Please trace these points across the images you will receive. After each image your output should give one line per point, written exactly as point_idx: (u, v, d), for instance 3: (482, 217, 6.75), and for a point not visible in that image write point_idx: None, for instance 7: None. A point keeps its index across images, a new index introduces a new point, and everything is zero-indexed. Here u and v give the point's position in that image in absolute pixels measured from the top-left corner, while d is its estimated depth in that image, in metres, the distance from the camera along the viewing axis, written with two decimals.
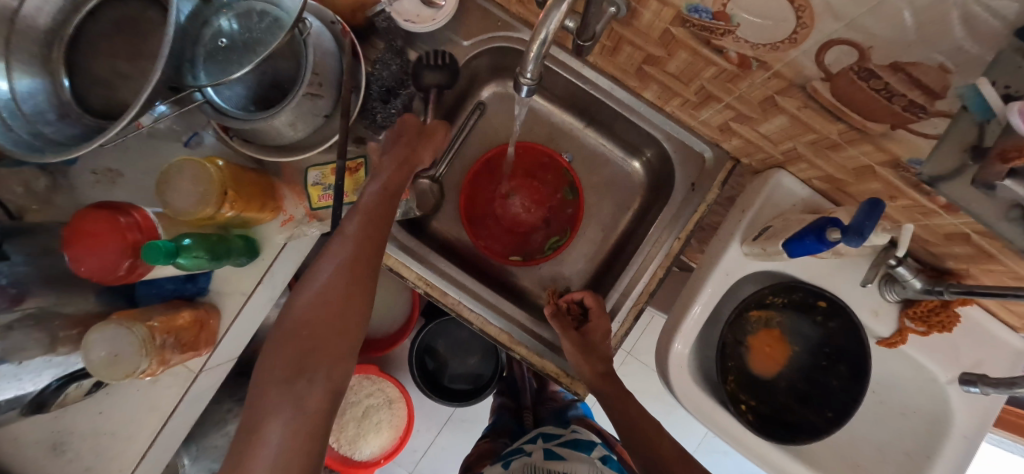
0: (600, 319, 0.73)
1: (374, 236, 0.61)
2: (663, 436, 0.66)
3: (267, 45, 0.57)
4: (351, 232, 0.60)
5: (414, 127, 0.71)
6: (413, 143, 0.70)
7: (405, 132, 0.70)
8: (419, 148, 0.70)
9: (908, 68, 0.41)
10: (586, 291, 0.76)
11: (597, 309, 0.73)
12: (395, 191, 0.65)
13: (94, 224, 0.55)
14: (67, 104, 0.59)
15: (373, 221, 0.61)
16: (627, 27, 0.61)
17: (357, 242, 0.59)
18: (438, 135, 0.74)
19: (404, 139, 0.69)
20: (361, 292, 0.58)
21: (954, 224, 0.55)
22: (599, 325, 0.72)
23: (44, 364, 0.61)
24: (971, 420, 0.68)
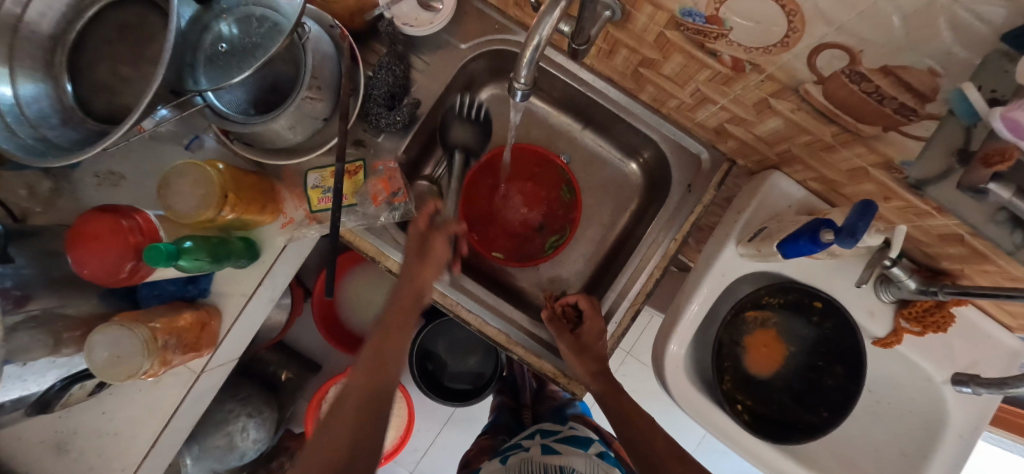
0: (595, 319, 0.73)
1: (384, 363, 0.65)
2: (655, 433, 0.67)
3: (266, 50, 0.58)
4: (364, 363, 0.64)
5: (417, 243, 0.72)
6: (414, 263, 0.71)
7: (410, 252, 0.72)
8: (419, 269, 0.71)
9: (899, 71, 0.41)
10: (581, 294, 0.77)
11: (591, 310, 0.74)
12: (405, 319, 0.70)
13: (98, 227, 0.56)
14: (70, 109, 0.60)
15: (383, 350, 0.66)
16: (622, 30, 0.61)
17: (368, 369, 0.63)
18: (441, 246, 0.74)
19: (407, 261, 0.72)
20: (375, 416, 0.60)
21: (947, 224, 0.56)
22: (594, 325, 0.73)
23: (48, 364, 0.62)
24: (966, 421, 0.68)
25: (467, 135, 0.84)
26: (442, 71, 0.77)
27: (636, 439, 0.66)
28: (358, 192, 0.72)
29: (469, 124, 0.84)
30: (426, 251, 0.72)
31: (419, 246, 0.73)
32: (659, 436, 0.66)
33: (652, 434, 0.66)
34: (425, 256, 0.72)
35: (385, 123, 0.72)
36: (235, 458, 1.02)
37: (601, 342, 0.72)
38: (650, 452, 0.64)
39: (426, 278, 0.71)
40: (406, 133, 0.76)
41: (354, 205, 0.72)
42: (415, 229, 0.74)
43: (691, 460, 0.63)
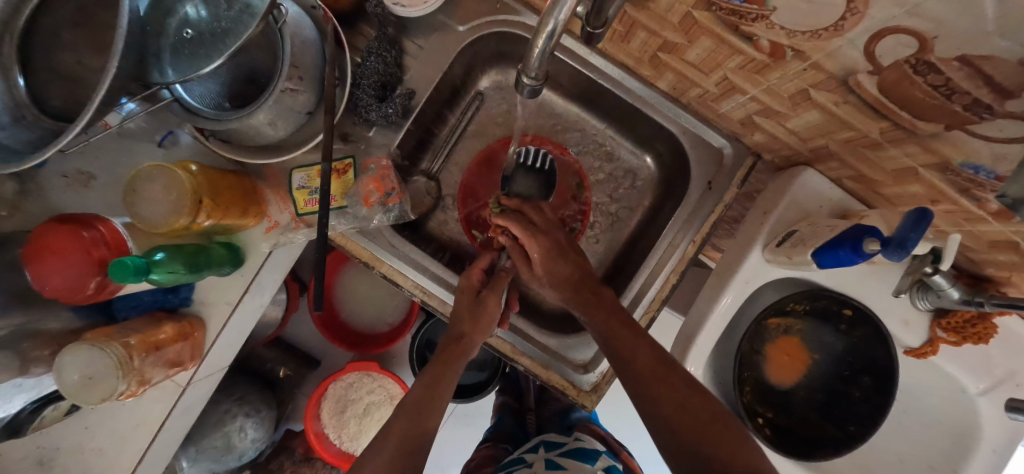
0: (539, 236, 0.69)
1: (418, 433, 0.59)
2: (638, 344, 0.60)
3: (238, 35, 0.50)
4: (399, 423, 0.59)
5: (470, 302, 0.68)
6: (466, 320, 0.67)
7: (461, 310, 0.68)
8: (470, 328, 0.67)
9: (979, 61, 0.35)
10: (508, 220, 0.70)
11: (530, 230, 0.69)
12: (450, 372, 0.66)
13: (56, 240, 0.52)
14: (23, 105, 0.52)
15: (423, 406, 0.61)
16: (642, 10, 0.54)
17: (406, 426, 0.59)
18: (493, 306, 0.68)
19: (457, 318, 0.68)
20: None
21: (1002, 231, 0.50)
22: (542, 243, 0.69)
23: (14, 388, 0.57)
24: (1004, 433, 0.63)
25: (528, 186, 0.81)
26: (437, 56, 0.70)
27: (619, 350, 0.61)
28: (348, 192, 0.66)
29: (533, 174, 0.81)
30: (479, 311, 0.68)
31: (472, 302, 0.68)
32: (644, 347, 0.60)
33: (632, 343, 0.61)
34: (479, 314, 0.67)
35: (376, 115, 0.66)
36: (233, 458, 0.99)
37: (563, 256, 0.70)
38: (632, 366, 0.59)
39: (476, 337, 0.67)
40: (400, 127, 0.70)
41: (344, 206, 0.67)
42: (462, 281, 0.70)
43: (674, 363, 0.58)
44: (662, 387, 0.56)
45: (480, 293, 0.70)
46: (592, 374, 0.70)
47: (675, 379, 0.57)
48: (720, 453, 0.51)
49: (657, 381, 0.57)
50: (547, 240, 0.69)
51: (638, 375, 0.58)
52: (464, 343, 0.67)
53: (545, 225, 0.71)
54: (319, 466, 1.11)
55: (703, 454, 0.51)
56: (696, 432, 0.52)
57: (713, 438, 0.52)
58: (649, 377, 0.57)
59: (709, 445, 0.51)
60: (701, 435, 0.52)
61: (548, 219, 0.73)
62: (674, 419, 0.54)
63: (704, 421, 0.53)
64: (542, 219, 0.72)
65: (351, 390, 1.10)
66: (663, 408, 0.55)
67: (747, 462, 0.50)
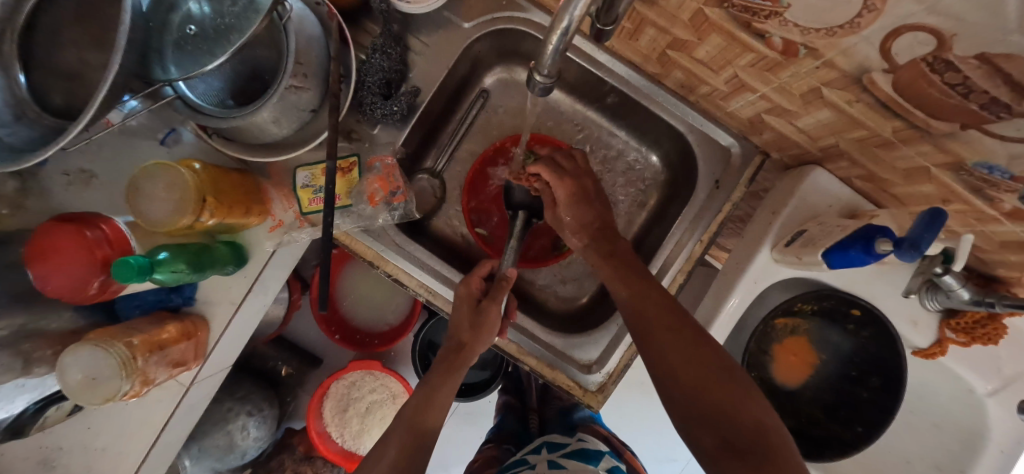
0: (568, 179, 0.68)
1: (419, 444, 0.59)
2: (649, 293, 0.59)
3: (242, 32, 0.50)
4: (401, 428, 0.60)
5: (469, 312, 0.68)
6: (465, 330, 0.68)
7: (461, 319, 0.68)
8: (469, 338, 0.67)
9: (999, 60, 0.34)
10: (539, 165, 0.69)
11: (559, 174, 0.68)
12: (451, 379, 0.67)
13: (58, 239, 0.51)
14: (24, 102, 0.52)
15: (424, 412, 0.62)
16: (652, 7, 0.53)
17: (408, 431, 0.60)
18: (494, 316, 0.67)
19: (457, 327, 0.69)
20: None
21: (1014, 231, 0.49)
22: (569, 185, 0.68)
23: (15, 390, 0.56)
24: (1012, 434, 0.62)
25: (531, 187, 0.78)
26: (442, 53, 0.69)
27: (630, 302, 0.59)
28: (353, 191, 0.66)
29: None
30: (479, 321, 0.67)
31: (472, 312, 0.67)
32: (654, 297, 0.58)
33: (644, 292, 0.59)
34: (479, 324, 0.67)
35: (381, 113, 0.65)
36: (235, 457, 0.98)
37: (586, 201, 0.69)
38: (643, 317, 0.57)
39: (478, 345, 0.68)
40: (405, 125, 0.69)
41: (349, 205, 0.66)
42: (461, 289, 0.69)
43: (685, 314, 0.56)
44: (672, 335, 0.55)
45: (479, 302, 0.69)
46: (597, 374, 0.70)
47: (685, 327, 0.55)
48: (725, 402, 0.50)
49: (667, 330, 0.55)
50: (571, 184, 0.68)
51: (647, 323, 0.57)
52: (464, 351, 0.68)
53: (575, 167, 0.70)
54: (320, 465, 1.11)
55: (707, 403, 0.51)
56: (704, 385, 0.51)
57: (718, 386, 0.51)
58: (658, 326, 0.56)
59: (714, 393, 0.51)
60: (706, 383, 0.51)
61: (579, 165, 0.71)
62: (681, 367, 0.53)
63: (711, 369, 0.52)
64: (572, 164, 0.70)
65: (353, 389, 1.10)
66: (673, 363, 0.53)
67: (753, 413, 0.49)
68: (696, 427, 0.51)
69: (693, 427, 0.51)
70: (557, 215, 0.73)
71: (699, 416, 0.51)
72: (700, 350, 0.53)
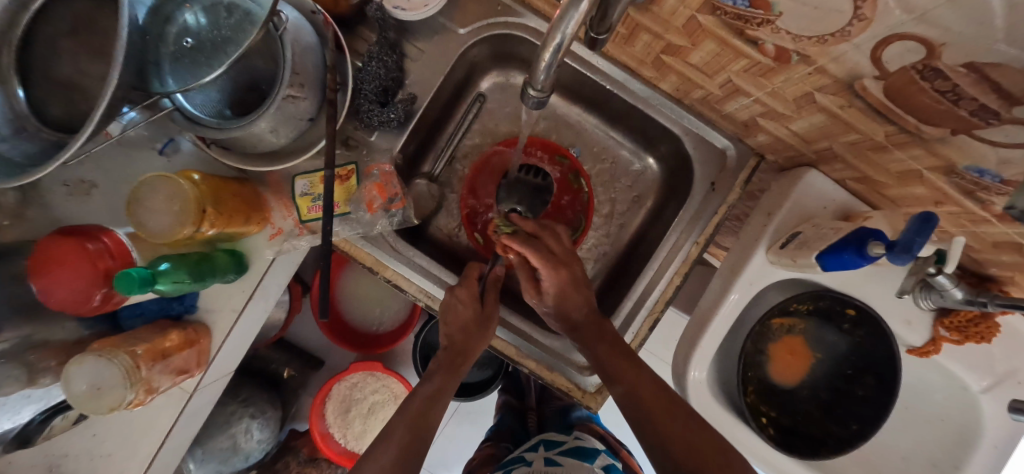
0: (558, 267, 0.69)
1: (416, 436, 0.60)
2: (635, 370, 0.61)
3: (238, 44, 0.50)
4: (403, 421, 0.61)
5: (472, 313, 0.69)
6: (472, 335, 0.68)
7: (464, 321, 0.69)
8: (475, 340, 0.68)
9: (986, 69, 0.35)
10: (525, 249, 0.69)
11: (553, 261, 0.69)
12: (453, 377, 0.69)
13: (60, 252, 0.52)
14: (23, 116, 0.52)
15: (425, 408, 0.63)
16: (645, 14, 0.54)
17: (411, 420, 0.61)
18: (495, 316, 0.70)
19: (464, 332, 0.69)
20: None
21: (1006, 232, 0.50)
22: (562, 275, 0.69)
23: (22, 400, 0.57)
24: (1005, 430, 0.63)
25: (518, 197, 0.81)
26: (438, 59, 0.70)
27: (617, 376, 0.61)
28: (352, 199, 0.67)
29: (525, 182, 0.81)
30: (485, 322, 0.69)
31: (477, 316, 0.69)
32: (647, 382, 0.60)
33: (636, 375, 0.60)
34: (485, 328, 0.69)
35: (378, 120, 0.66)
36: (240, 459, 0.99)
37: (577, 287, 0.70)
38: (637, 401, 0.58)
39: (476, 348, 0.69)
40: (402, 131, 0.69)
41: (348, 213, 0.67)
42: (459, 285, 0.70)
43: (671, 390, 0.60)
44: (667, 413, 0.57)
45: (482, 301, 0.71)
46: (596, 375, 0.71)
47: (678, 413, 0.57)
48: None
49: (659, 412, 0.57)
50: (564, 271, 0.69)
51: (637, 401, 0.58)
52: (467, 353, 0.69)
53: (561, 252, 0.71)
54: (323, 466, 1.12)
55: None
56: (696, 453, 0.52)
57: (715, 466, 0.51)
58: (651, 409, 0.57)
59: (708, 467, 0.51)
60: (698, 450, 0.53)
61: (567, 250, 0.72)
62: (676, 446, 0.53)
63: (706, 450, 0.53)
64: (562, 250, 0.71)
65: (355, 390, 1.10)
66: (665, 434, 0.55)
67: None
68: None
69: None
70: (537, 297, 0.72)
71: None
72: (694, 430, 0.54)
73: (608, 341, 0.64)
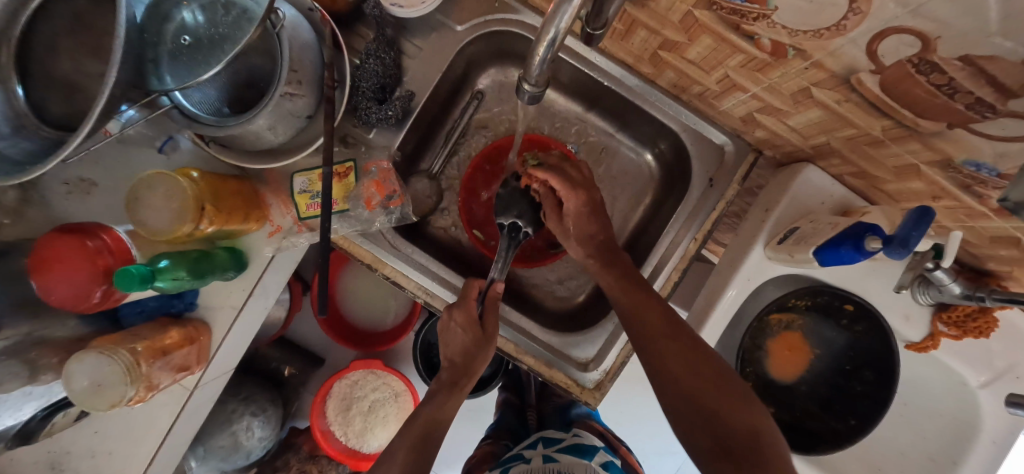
0: (579, 191, 0.67)
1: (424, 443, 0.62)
2: (648, 301, 0.60)
3: (236, 42, 0.50)
4: (410, 432, 0.63)
5: (471, 335, 0.67)
6: (474, 355, 0.68)
7: (464, 343, 0.68)
8: (477, 359, 0.68)
9: (981, 62, 0.35)
10: (548, 173, 0.67)
11: (573, 184, 0.67)
12: (457, 395, 0.68)
13: (60, 250, 0.53)
14: (22, 114, 0.52)
15: (432, 418, 0.65)
16: (642, 9, 0.54)
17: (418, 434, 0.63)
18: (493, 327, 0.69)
19: (466, 356, 0.68)
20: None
21: (1003, 227, 0.50)
22: (581, 198, 0.67)
23: (23, 397, 0.57)
24: (1003, 425, 0.63)
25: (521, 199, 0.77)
26: (437, 56, 0.70)
27: (626, 309, 0.61)
28: (350, 197, 0.66)
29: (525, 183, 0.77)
30: (484, 341, 0.67)
31: (477, 338, 0.67)
32: (654, 308, 0.60)
33: (644, 304, 0.60)
34: (484, 346, 0.67)
35: (376, 117, 0.66)
36: (241, 457, 0.99)
37: (595, 214, 0.68)
38: (644, 328, 0.59)
39: (478, 367, 0.69)
40: (400, 128, 0.70)
41: (346, 210, 0.67)
42: (455, 307, 0.68)
43: (679, 319, 0.59)
44: (672, 339, 0.57)
45: (481, 322, 0.68)
46: (594, 371, 0.71)
47: (683, 339, 0.57)
48: (723, 410, 0.52)
49: (665, 338, 0.57)
50: (583, 195, 0.67)
51: (645, 331, 0.59)
52: (470, 372, 0.69)
53: (582, 179, 0.69)
54: (324, 464, 1.12)
55: (705, 405, 0.52)
56: (698, 382, 0.54)
57: (714, 394, 0.53)
58: (657, 337, 0.58)
59: (707, 395, 0.53)
60: (699, 380, 0.54)
61: (585, 176, 0.70)
62: (680, 374, 0.55)
63: (707, 377, 0.54)
64: (581, 175, 0.69)
65: (355, 388, 1.11)
66: (670, 363, 0.56)
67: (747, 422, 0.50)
68: (693, 423, 0.53)
69: (691, 430, 0.53)
70: (560, 223, 0.70)
71: (700, 420, 0.52)
72: (697, 360, 0.55)
73: (620, 270, 0.65)
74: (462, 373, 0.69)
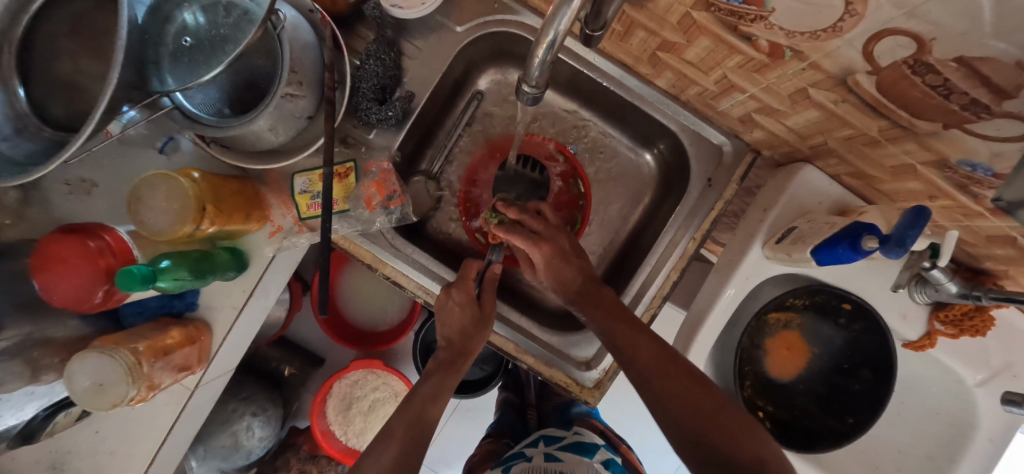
0: (542, 243, 0.70)
1: (417, 433, 0.61)
2: (638, 336, 0.61)
3: (237, 43, 0.51)
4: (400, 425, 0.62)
5: (469, 314, 0.69)
6: (471, 335, 0.69)
7: (462, 322, 0.69)
8: (473, 339, 0.69)
9: (976, 63, 0.35)
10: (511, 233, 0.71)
11: (535, 239, 0.70)
12: (452, 377, 0.70)
13: (62, 250, 0.53)
14: (25, 116, 0.52)
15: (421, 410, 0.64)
16: (641, 10, 0.54)
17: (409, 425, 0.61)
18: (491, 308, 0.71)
19: (462, 336, 0.69)
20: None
21: (999, 226, 0.50)
22: (545, 249, 0.70)
23: (26, 397, 0.58)
24: (1000, 423, 0.63)
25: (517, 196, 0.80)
26: (436, 57, 0.70)
27: (618, 344, 0.62)
28: (350, 196, 0.67)
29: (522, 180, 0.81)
30: (483, 319, 0.69)
31: (474, 318, 0.69)
32: (646, 344, 0.60)
33: (634, 339, 0.61)
34: (481, 326, 0.69)
35: (376, 118, 0.66)
36: (241, 457, 0.99)
37: (566, 259, 0.70)
38: (637, 364, 0.59)
39: (475, 348, 0.70)
40: (400, 129, 0.70)
41: (346, 210, 0.67)
42: (454, 286, 0.69)
43: (673, 353, 0.60)
44: (668, 375, 0.57)
45: (478, 302, 0.70)
46: (594, 370, 0.71)
47: (678, 375, 0.57)
48: (727, 445, 0.51)
49: (661, 373, 0.58)
50: (546, 247, 0.70)
51: (638, 366, 0.59)
52: (466, 352, 0.70)
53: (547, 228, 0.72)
54: (324, 463, 1.12)
55: (709, 442, 0.52)
56: (698, 418, 0.54)
57: (718, 428, 0.53)
58: (652, 371, 0.58)
59: (709, 431, 0.53)
60: (699, 415, 0.54)
61: (551, 226, 0.73)
62: (680, 412, 0.55)
63: (707, 412, 0.54)
64: (544, 226, 0.72)
65: (355, 388, 1.11)
66: (667, 401, 0.56)
67: (754, 451, 0.50)
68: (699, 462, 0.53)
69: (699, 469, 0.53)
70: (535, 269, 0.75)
71: (707, 460, 0.52)
72: (695, 395, 0.55)
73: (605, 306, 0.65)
74: (457, 354, 0.71)
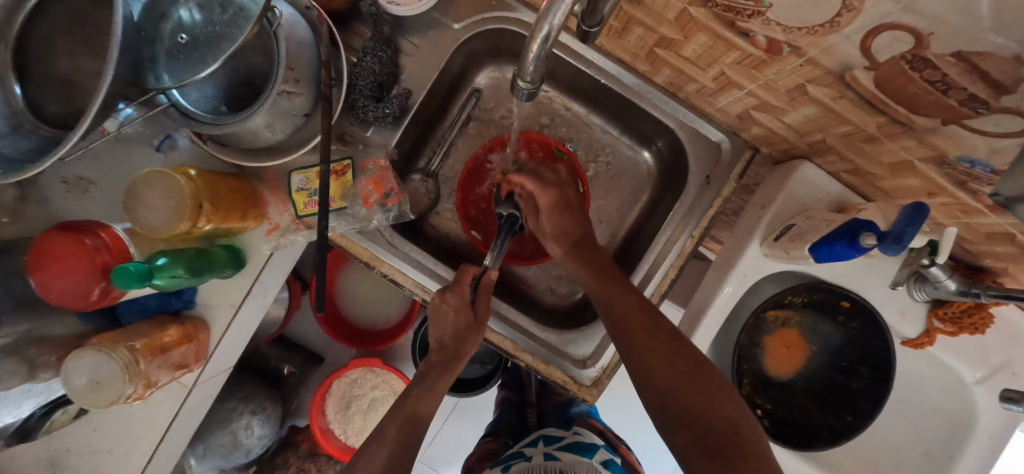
0: (549, 189, 0.70)
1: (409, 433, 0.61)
2: (624, 295, 0.61)
3: (233, 39, 0.50)
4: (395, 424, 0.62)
5: (463, 319, 0.68)
6: (464, 339, 0.68)
7: (455, 326, 0.68)
8: (466, 343, 0.68)
9: (974, 58, 0.35)
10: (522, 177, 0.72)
11: (543, 183, 0.70)
12: (445, 380, 0.69)
13: (60, 247, 0.53)
14: (20, 113, 0.52)
15: (414, 407, 0.64)
16: (638, 6, 0.54)
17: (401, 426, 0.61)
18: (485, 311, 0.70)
19: (456, 339, 0.68)
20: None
21: (998, 223, 0.50)
22: (551, 194, 0.70)
23: (22, 394, 0.58)
24: (1000, 422, 0.63)
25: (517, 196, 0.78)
26: (434, 54, 0.70)
27: (606, 305, 0.61)
28: (347, 194, 0.66)
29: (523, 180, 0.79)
30: (476, 325, 0.68)
31: (468, 323, 0.68)
32: (631, 302, 0.60)
33: (619, 299, 0.60)
34: (474, 329, 0.68)
35: (373, 115, 0.66)
36: (240, 455, 0.99)
37: (569, 209, 0.70)
38: (621, 321, 0.59)
39: (466, 351, 0.69)
40: (398, 127, 0.70)
41: (343, 208, 0.67)
42: (449, 290, 0.69)
43: (656, 311, 0.59)
44: (649, 333, 0.57)
45: (473, 307, 0.70)
46: (592, 368, 0.71)
47: (660, 333, 0.57)
48: (701, 406, 0.52)
49: (642, 332, 0.57)
50: (553, 191, 0.70)
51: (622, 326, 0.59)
52: (459, 355, 0.69)
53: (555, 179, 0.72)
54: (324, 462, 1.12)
55: (682, 401, 0.53)
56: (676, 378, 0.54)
57: (694, 389, 0.53)
58: (634, 329, 0.58)
59: (684, 392, 0.53)
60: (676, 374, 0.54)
61: (559, 177, 0.73)
62: (659, 369, 0.55)
63: (685, 373, 0.54)
64: (555, 177, 0.73)
65: (354, 386, 1.11)
66: (647, 359, 0.56)
67: (725, 413, 0.51)
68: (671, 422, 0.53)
69: (669, 428, 0.53)
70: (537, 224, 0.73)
71: (679, 419, 0.52)
72: (675, 354, 0.55)
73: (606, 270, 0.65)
74: (449, 357, 0.70)
